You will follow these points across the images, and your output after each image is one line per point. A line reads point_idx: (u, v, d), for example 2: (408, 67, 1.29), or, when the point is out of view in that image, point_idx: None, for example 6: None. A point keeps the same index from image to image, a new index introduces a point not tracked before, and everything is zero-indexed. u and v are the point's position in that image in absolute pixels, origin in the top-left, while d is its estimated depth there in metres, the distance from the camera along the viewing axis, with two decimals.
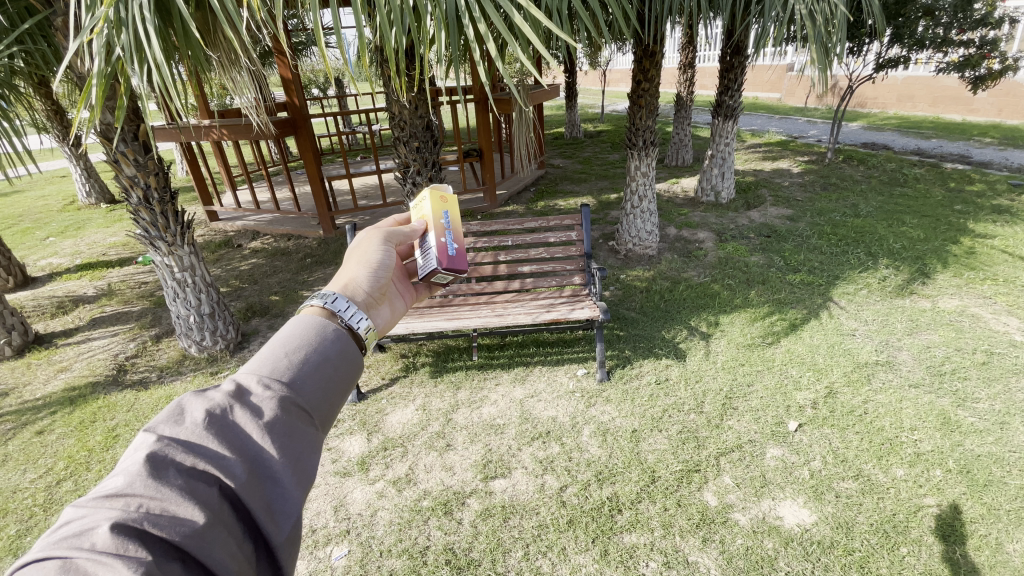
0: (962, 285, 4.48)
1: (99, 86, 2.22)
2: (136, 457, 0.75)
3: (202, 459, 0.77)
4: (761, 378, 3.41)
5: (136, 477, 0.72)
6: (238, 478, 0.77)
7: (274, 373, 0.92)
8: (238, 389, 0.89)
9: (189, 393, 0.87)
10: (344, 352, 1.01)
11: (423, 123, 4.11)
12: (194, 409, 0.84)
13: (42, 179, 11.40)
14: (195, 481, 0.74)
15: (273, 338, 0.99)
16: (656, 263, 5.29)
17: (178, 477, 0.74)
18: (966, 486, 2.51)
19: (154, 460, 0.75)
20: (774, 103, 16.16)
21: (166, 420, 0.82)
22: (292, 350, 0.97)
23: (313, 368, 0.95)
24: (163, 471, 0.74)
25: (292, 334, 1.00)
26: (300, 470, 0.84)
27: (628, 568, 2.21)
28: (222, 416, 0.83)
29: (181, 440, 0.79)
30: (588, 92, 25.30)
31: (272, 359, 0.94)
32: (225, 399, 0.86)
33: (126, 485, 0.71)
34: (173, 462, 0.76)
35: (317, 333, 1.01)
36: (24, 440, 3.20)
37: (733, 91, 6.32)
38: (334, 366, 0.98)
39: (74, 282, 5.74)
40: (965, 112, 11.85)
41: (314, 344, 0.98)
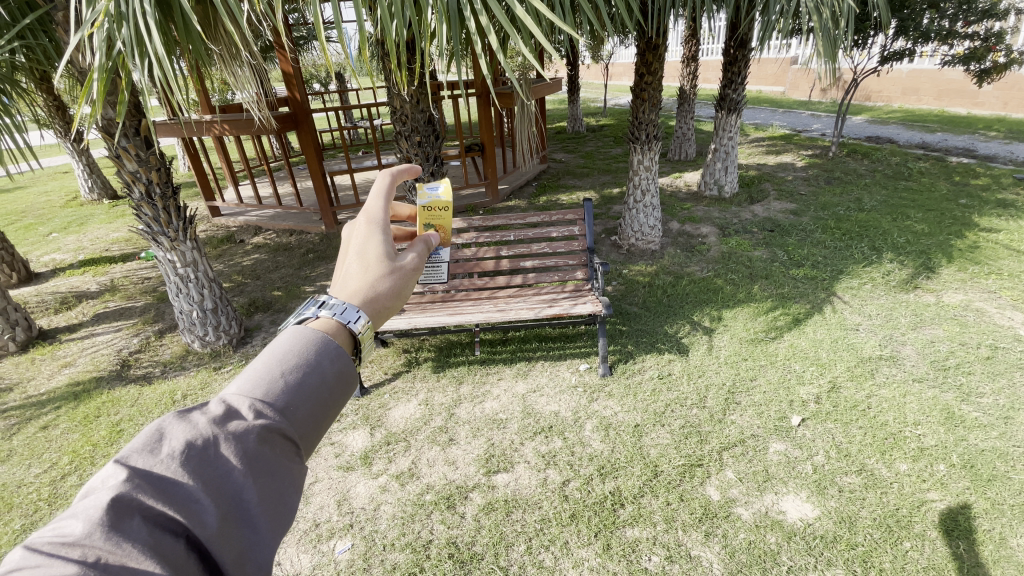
0: (967, 279, 4.46)
1: (100, 81, 2.21)
2: (100, 498, 0.66)
3: (173, 502, 0.69)
4: (764, 372, 3.40)
5: (97, 526, 0.63)
6: (210, 527, 0.69)
7: (264, 397, 0.82)
8: (225, 415, 0.80)
9: (170, 416, 0.78)
10: (343, 372, 0.90)
11: (424, 117, 4.09)
12: (174, 438, 0.76)
13: (46, 174, 11.44)
14: (161, 532, 0.66)
15: (268, 353, 0.89)
16: (659, 258, 5.27)
17: (143, 526, 0.66)
18: (970, 481, 2.50)
19: (120, 504, 0.67)
20: (777, 96, 16.06)
21: (141, 450, 0.74)
22: (288, 368, 0.86)
23: (308, 391, 0.85)
24: (128, 519, 0.66)
25: (289, 348, 0.90)
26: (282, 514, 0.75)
27: (630, 562, 2.22)
28: (202, 449, 0.74)
29: (154, 479, 0.71)
30: (590, 86, 25.20)
31: (263, 379, 0.84)
32: (208, 428, 0.77)
33: (84, 534, 0.63)
34: (140, 507, 0.67)
35: (315, 349, 0.90)
36: (29, 435, 3.22)
37: (737, 84, 6.26)
38: (331, 389, 0.88)
39: (78, 278, 5.75)
40: (971, 105, 11.74)
41: (311, 363, 0.88)
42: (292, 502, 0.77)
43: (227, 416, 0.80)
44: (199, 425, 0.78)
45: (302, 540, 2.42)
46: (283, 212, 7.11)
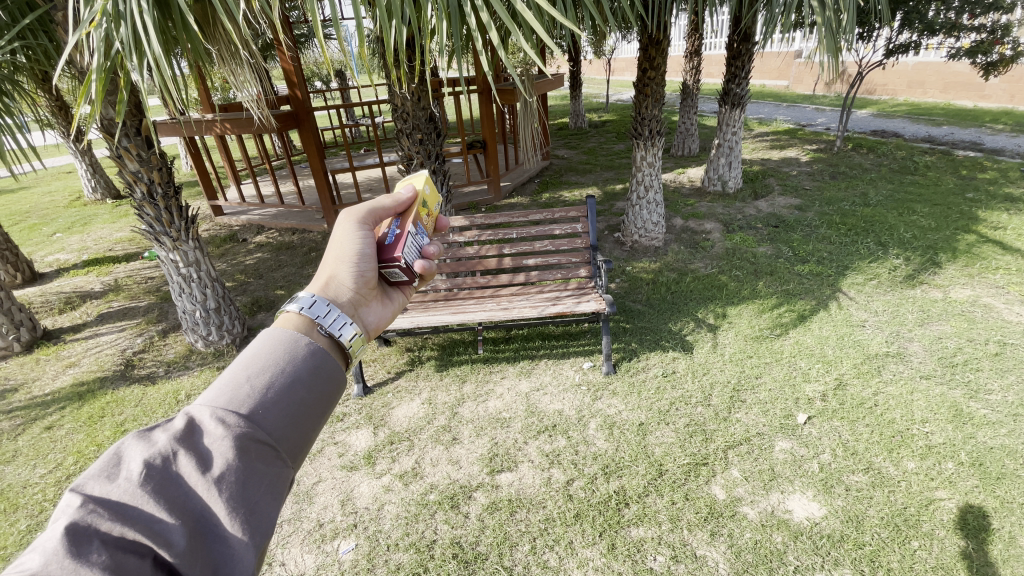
0: (974, 275, 4.41)
1: (98, 81, 2.19)
2: (55, 528, 0.66)
3: (136, 525, 0.70)
4: (770, 370, 3.38)
5: (54, 555, 0.63)
6: (178, 545, 0.70)
7: (230, 405, 0.84)
8: (189, 428, 0.82)
9: (129, 437, 0.79)
10: (315, 371, 0.94)
11: (426, 114, 4.07)
12: (133, 461, 0.76)
13: (48, 175, 11.46)
14: (125, 554, 0.67)
15: (235, 362, 0.91)
16: (663, 255, 5.24)
17: (102, 552, 0.66)
18: (979, 479, 2.48)
19: (76, 532, 0.67)
20: (781, 90, 15.96)
21: (99, 474, 0.74)
22: (255, 373, 0.89)
23: (278, 394, 0.88)
24: (85, 546, 0.66)
25: (256, 355, 0.92)
26: (257, 523, 0.77)
27: (636, 562, 2.21)
28: (163, 466, 0.76)
29: (112, 503, 0.71)
30: (593, 82, 25.12)
31: (229, 387, 0.87)
32: (171, 444, 0.79)
33: (41, 566, 0.62)
34: (99, 533, 0.67)
35: (286, 352, 0.94)
36: (34, 436, 3.23)
37: (741, 79, 6.20)
38: (304, 389, 0.91)
39: (82, 278, 5.77)
40: (977, 99, 11.63)
41: (281, 367, 0.91)
42: (268, 506, 0.80)
43: (191, 430, 0.82)
44: (161, 443, 0.79)
45: (306, 540, 2.42)
46: (286, 211, 7.10)
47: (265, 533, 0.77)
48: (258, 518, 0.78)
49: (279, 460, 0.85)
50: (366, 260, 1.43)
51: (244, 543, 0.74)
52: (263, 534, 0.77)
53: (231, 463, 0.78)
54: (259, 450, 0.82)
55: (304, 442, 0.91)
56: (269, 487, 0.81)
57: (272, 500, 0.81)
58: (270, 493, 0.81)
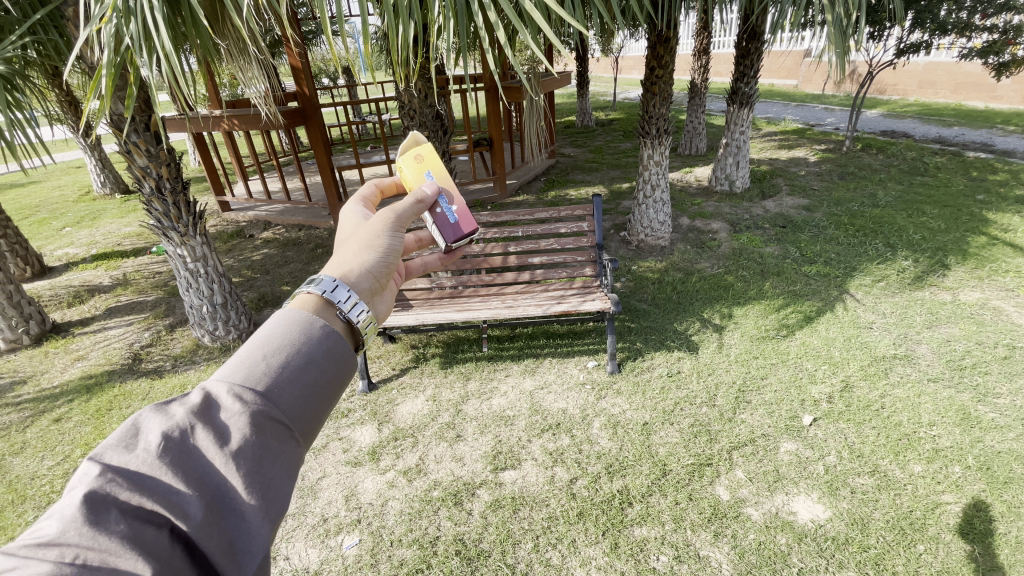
0: (983, 277, 4.36)
1: (109, 76, 2.19)
2: (74, 495, 0.67)
3: (154, 496, 0.71)
4: (776, 371, 3.36)
5: (72, 523, 0.64)
6: (193, 518, 0.71)
7: (246, 382, 0.84)
8: (205, 403, 0.82)
9: (146, 409, 0.79)
10: (330, 354, 0.92)
11: (432, 111, 4.07)
12: (150, 433, 0.77)
13: (58, 170, 11.56)
14: (143, 525, 0.68)
15: (250, 339, 0.90)
16: (669, 254, 5.22)
17: (121, 521, 0.67)
18: (986, 483, 2.45)
19: (95, 499, 0.68)
20: (790, 89, 15.85)
21: (118, 443, 0.75)
22: (271, 352, 0.88)
23: (294, 374, 0.87)
24: (104, 515, 0.67)
25: (272, 334, 0.91)
26: (270, 500, 0.78)
27: (638, 562, 2.20)
28: (181, 439, 0.76)
29: (130, 473, 0.72)
30: (600, 80, 25.04)
31: (245, 365, 0.86)
32: (188, 418, 0.79)
33: (58, 533, 0.64)
34: (117, 502, 0.69)
35: (301, 332, 0.92)
36: (42, 428, 3.26)
37: (749, 77, 6.16)
38: (319, 369, 0.90)
39: (91, 272, 5.82)
40: (989, 99, 11.48)
41: (297, 346, 0.90)
42: (281, 485, 0.80)
43: (207, 405, 0.82)
44: (177, 416, 0.80)
45: (310, 535, 2.43)
46: (293, 207, 7.12)
47: (279, 511, 0.78)
48: (273, 495, 0.79)
49: (293, 439, 0.85)
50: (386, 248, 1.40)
51: (257, 519, 0.75)
52: (277, 512, 0.77)
53: (246, 441, 0.78)
54: (273, 429, 0.82)
55: (317, 422, 0.91)
56: (282, 466, 0.82)
57: (286, 479, 0.81)
58: (283, 472, 0.81)
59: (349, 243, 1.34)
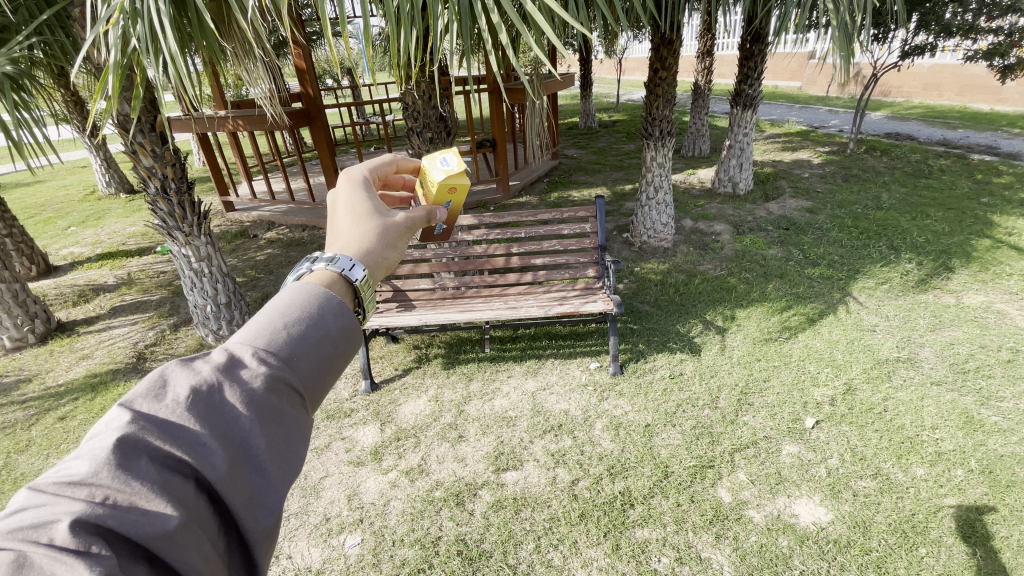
0: (987, 281, 4.35)
1: (116, 77, 2.20)
2: (106, 440, 0.68)
3: (181, 445, 0.71)
4: (778, 374, 3.36)
5: (103, 465, 0.66)
6: (219, 468, 0.71)
7: (268, 347, 0.85)
8: (228, 363, 0.83)
9: (173, 362, 0.80)
10: (345, 329, 0.94)
11: (436, 113, 4.08)
12: (176, 386, 0.77)
13: (63, 170, 11.62)
14: (170, 473, 0.68)
15: (268, 308, 0.91)
16: (671, 256, 5.22)
17: (150, 467, 0.68)
18: (988, 487, 2.45)
19: (126, 445, 0.69)
20: (794, 91, 15.83)
21: (145, 393, 0.75)
22: (290, 322, 0.89)
23: (310, 344, 0.88)
24: (133, 461, 0.68)
25: (291, 304, 0.92)
26: (288, 460, 0.79)
27: (640, 563, 2.21)
28: (208, 394, 0.77)
29: (159, 422, 0.73)
30: (603, 82, 25.05)
31: (265, 330, 0.87)
32: (214, 375, 0.79)
33: (91, 473, 0.65)
34: (147, 448, 0.69)
35: (318, 306, 0.93)
36: (48, 426, 3.28)
37: (752, 79, 6.15)
38: (334, 343, 0.91)
39: (96, 272, 5.86)
40: (993, 102, 11.44)
41: (315, 319, 0.91)
42: (296, 449, 0.81)
43: (231, 364, 0.82)
44: (201, 373, 0.80)
45: (313, 534, 2.44)
46: (296, 208, 7.15)
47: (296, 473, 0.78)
48: (290, 457, 0.79)
49: (308, 406, 0.86)
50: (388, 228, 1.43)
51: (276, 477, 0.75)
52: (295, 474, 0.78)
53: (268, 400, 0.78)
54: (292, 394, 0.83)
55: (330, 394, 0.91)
56: (298, 431, 0.82)
57: (302, 443, 0.82)
58: (300, 436, 0.82)
59: (362, 216, 1.30)
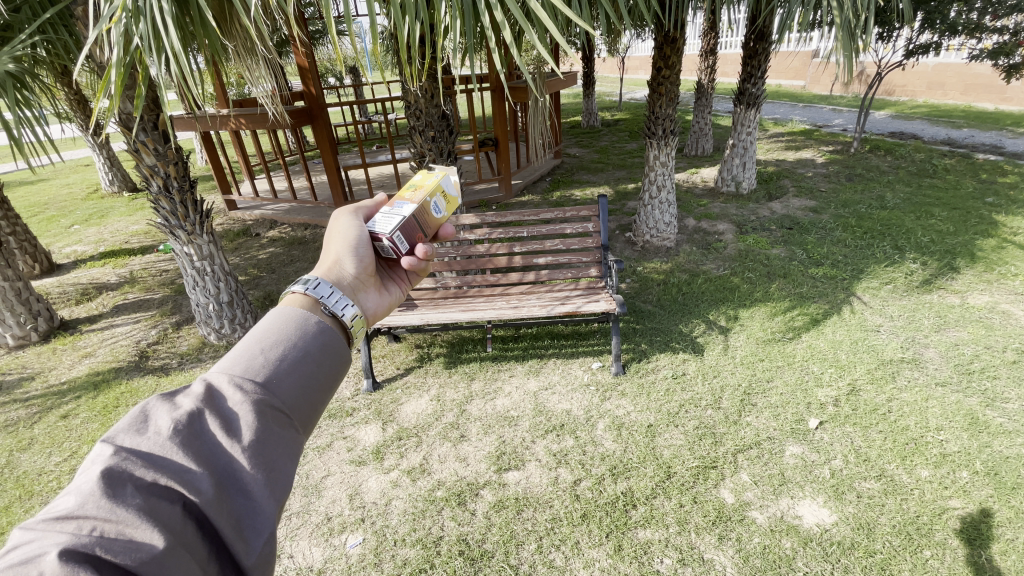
0: (993, 281, 4.32)
1: (117, 76, 2.19)
2: (90, 474, 0.69)
3: (166, 473, 0.72)
4: (781, 374, 3.34)
5: (89, 496, 0.66)
6: (204, 493, 0.71)
7: (247, 373, 0.86)
8: (210, 392, 0.84)
9: (154, 398, 0.81)
10: (327, 348, 0.95)
11: (438, 111, 4.07)
12: (159, 418, 0.78)
13: (66, 168, 11.65)
14: (156, 499, 0.69)
15: (247, 336, 0.92)
16: (674, 255, 5.20)
17: (136, 495, 0.68)
18: (993, 489, 2.43)
19: (111, 476, 0.70)
20: (797, 90, 15.77)
21: (129, 429, 0.77)
22: (269, 346, 0.90)
23: (292, 366, 0.89)
24: (119, 490, 0.68)
25: (269, 330, 0.93)
26: (275, 480, 0.79)
27: (642, 564, 2.20)
28: (190, 423, 0.78)
29: (143, 453, 0.74)
30: (606, 81, 25.00)
31: (245, 356, 0.88)
32: (195, 405, 0.81)
33: (77, 506, 0.66)
34: (132, 478, 0.70)
35: (296, 328, 0.94)
36: (50, 424, 3.29)
37: (756, 78, 6.13)
38: (315, 362, 0.92)
39: (99, 270, 5.87)
40: (998, 101, 11.37)
41: (294, 340, 0.92)
42: (285, 468, 0.81)
43: (212, 394, 0.84)
44: (183, 405, 0.81)
45: (314, 533, 2.43)
46: (298, 206, 7.15)
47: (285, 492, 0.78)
48: (278, 476, 0.79)
49: (293, 427, 0.86)
50: (363, 248, 1.42)
51: (264, 496, 0.76)
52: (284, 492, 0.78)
53: (252, 424, 0.79)
54: (275, 415, 0.83)
55: (315, 413, 0.92)
56: (285, 451, 0.83)
57: (290, 463, 0.82)
58: (287, 455, 0.82)
59: (329, 248, 1.41)
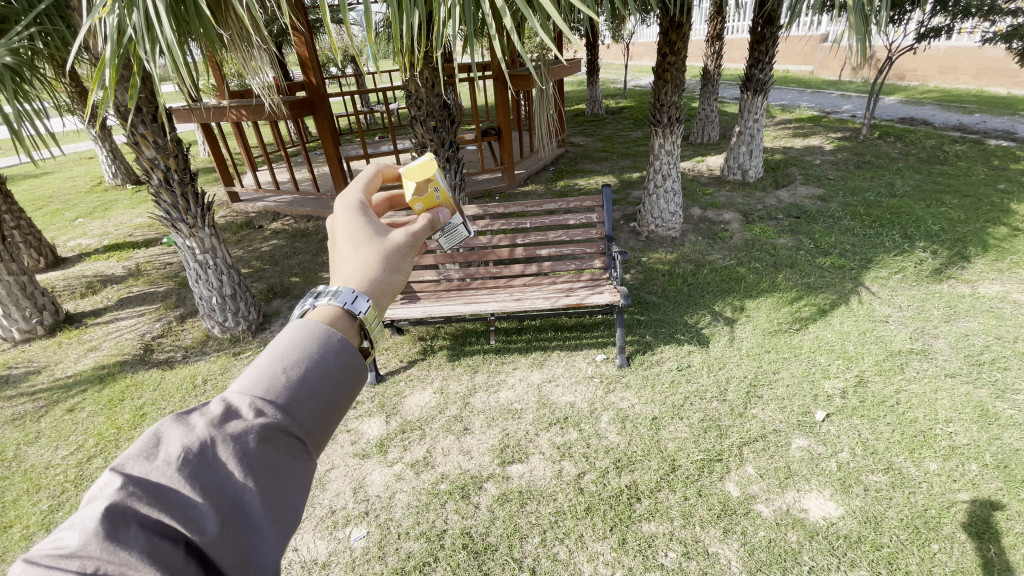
0: (1004, 270, 4.24)
1: (111, 68, 2.15)
2: (96, 507, 0.66)
3: (173, 509, 0.69)
4: (788, 365, 3.31)
5: (93, 534, 0.63)
6: (210, 531, 0.69)
7: (264, 397, 0.82)
8: (223, 416, 0.80)
9: (167, 421, 0.78)
10: (346, 367, 0.90)
11: (439, 101, 4.02)
12: (171, 445, 0.75)
13: (69, 161, 11.67)
14: (161, 539, 0.66)
15: (265, 352, 0.88)
16: (679, 246, 5.14)
17: (141, 534, 0.65)
18: (1003, 481, 2.39)
19: (116, 512, 0.66)
20: (806, 76, 15.51)
21: (141, 454, 0.74)
22: (288, 366, 0.85)
23: (309, 389, 0.85)
24: (125, 527, 0.65)
25: (287, 347, 0.89)
26: (284, 514, 0.76)
27: (647, 558, 2.19)
28: (201, 452, 0.74)
29: (152, 485, 0.71)
30: (610, 67, 24.71)
31: (262, 377, 0.84)
32: (208, 431, 0.77)
33: (80, 545, 0.62)
34: (138, 514, 0.67)
35: (315, 347, 0.89)
36: (56, 418, 3.31)
37: (763, 63, 6.01)
38: (333, 384, 0.88)
39: (104, 263, 5.89)
40: (1010, 85, 11.15)
41: (313, 360, 0.87)
42: (294, 500, 0.78)
43: (226, 417, 0.80)
44: (196, 429, 0.78)
45: (318, 527, 2.44)
46: (301, 197, 7.12)
47: (294, 526, 0.76)
48: (287, 509, 0.76)
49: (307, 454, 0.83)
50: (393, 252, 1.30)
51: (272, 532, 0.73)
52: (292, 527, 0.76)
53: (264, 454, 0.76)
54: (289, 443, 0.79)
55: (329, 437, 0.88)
56: (293, 481, 0.80)
57: (300, 495, 0.79)
58: (298, 486, 0.79)
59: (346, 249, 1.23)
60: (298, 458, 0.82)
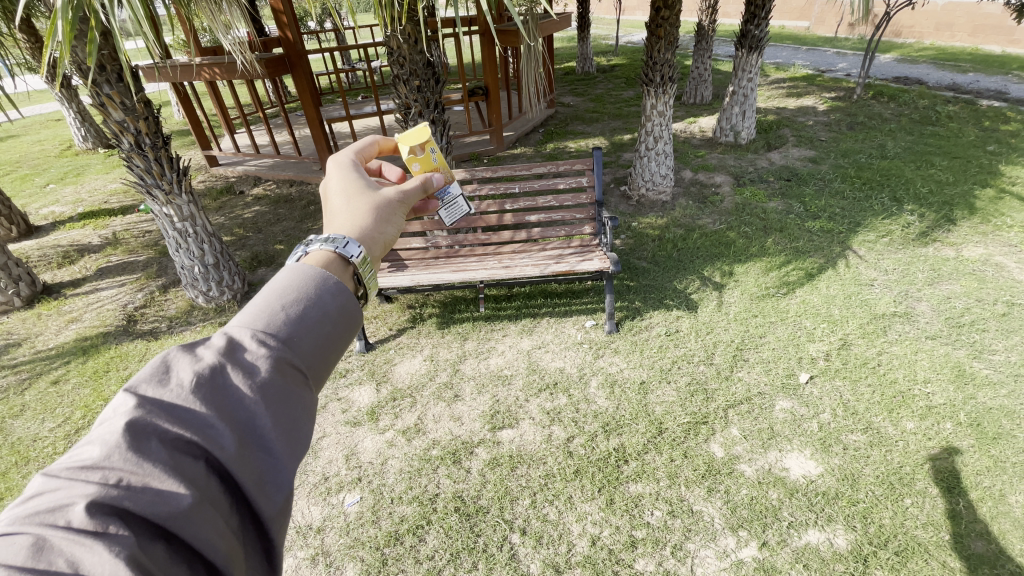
0: (988, 233, 4.28)
1: (66, 24, 2.00)
2: (113, 425, 0.66)
3: (188, 426, 0.68)
4: (774, 329, 3.35)
5: (114, 447, 0.63)
6: (226, 448, 0.68)
7: (268, 326, 0.80)
8: (229, 346, 0.79)
9: (175, 348, 0.77)
10: (345, 307, 0.88)
11: (423, 59, 3.84)
12: (181, 369, 0.74)
13: (36, 123, 11.13)
14: (179, 455, 0.65)
15: (265, 288, 0.86)
16: (670, 210, 5.09)
17: (160, 448, 0.65)
18: (976, 439, 2.48)
19: (133, 429, 0.66)
20: (801, 32, 15.10)
21: (152, 378, 0.73)
22: (289, 301, 0.84)
23: (312, 322, 0.83)
24: (143, 442, 0.65)
25: (286, 283, 0.87)
26: (295, 438, 0.75)
27: (633, 516, 2.26)
28: (211, 374, 0.73)
29: (166, 405, 0.70)
30: (602, 23, 23.83)
31: (264, 311, 0.82)
32: (216, 357, 0.76)
33: (102, 456, 0.63)
34: (156, 431, 0.67)
35: (315, 283, 0.88)
36: (41, 390, 3.27)
37: (760, 19, 5.81)
38: (334, 319, 0.86)
39: (80, 232, 5.70)
40: (1006, 44, 10.98)
41: (312, 295, 0.86)
42: (303, 428, 0.77)
43: (231, 347, 0.79)
44: (205, 356, 0.76)
45: (312, 493, 2.47)
46: (283, 161, 6.90)
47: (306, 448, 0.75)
48: (298, 435, 0.75)
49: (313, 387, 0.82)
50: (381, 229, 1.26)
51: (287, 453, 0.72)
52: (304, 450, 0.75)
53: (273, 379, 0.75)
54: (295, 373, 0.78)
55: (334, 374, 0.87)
56: (302, 408, 0.78)
57: (307, 422, 0.78)
58: (306, 414, 0.78)
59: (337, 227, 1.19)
60: (306, 390, 0.81)
